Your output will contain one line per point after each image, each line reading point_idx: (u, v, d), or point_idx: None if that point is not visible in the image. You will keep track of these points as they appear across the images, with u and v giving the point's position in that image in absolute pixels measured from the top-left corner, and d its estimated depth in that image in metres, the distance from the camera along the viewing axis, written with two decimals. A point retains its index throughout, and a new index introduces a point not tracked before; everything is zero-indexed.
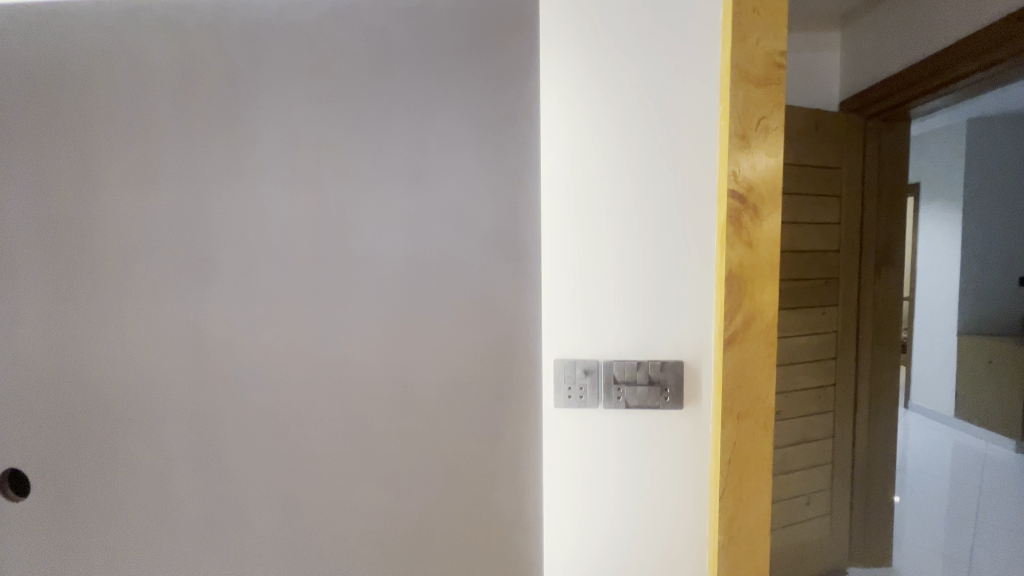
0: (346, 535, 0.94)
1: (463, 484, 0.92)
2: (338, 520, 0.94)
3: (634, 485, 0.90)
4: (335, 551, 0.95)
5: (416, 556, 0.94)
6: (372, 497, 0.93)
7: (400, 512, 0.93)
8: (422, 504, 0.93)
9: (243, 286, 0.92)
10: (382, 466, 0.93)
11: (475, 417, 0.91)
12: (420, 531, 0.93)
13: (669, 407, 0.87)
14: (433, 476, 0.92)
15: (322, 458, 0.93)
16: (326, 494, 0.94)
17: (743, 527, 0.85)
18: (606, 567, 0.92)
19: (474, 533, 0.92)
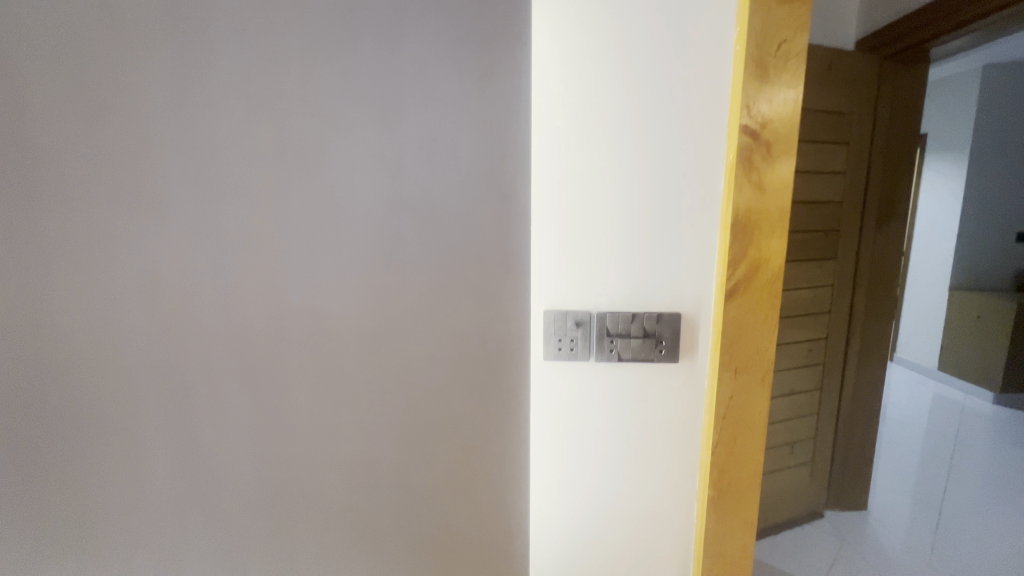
0: (330, 488, 0.92)
1: (449, 438, 0.89)
2: (321, 474, 0.92)
3: (624, 439, 0.87)
4: (319, 504, 0.93)
5: (401, 508, 0.92)
6: (355, 450, 0.91)
7: (385, 466, 0.91)
8: (407, 458, 0.90)
9: (205, 229, 0.85)
10: (365, 419, 0.90)
11: (461, 371, 0.87)
12: (405, 484, 0.91)
13: (664, 360, 0.83)
14: (418, 430, 0.89)
15: (302, 412, 0.90)
16: (307, 447, 0.91)
17: (734, 481, 0.84)
18: (593, 520, 0.91)
19: (461, 486, 0.90)
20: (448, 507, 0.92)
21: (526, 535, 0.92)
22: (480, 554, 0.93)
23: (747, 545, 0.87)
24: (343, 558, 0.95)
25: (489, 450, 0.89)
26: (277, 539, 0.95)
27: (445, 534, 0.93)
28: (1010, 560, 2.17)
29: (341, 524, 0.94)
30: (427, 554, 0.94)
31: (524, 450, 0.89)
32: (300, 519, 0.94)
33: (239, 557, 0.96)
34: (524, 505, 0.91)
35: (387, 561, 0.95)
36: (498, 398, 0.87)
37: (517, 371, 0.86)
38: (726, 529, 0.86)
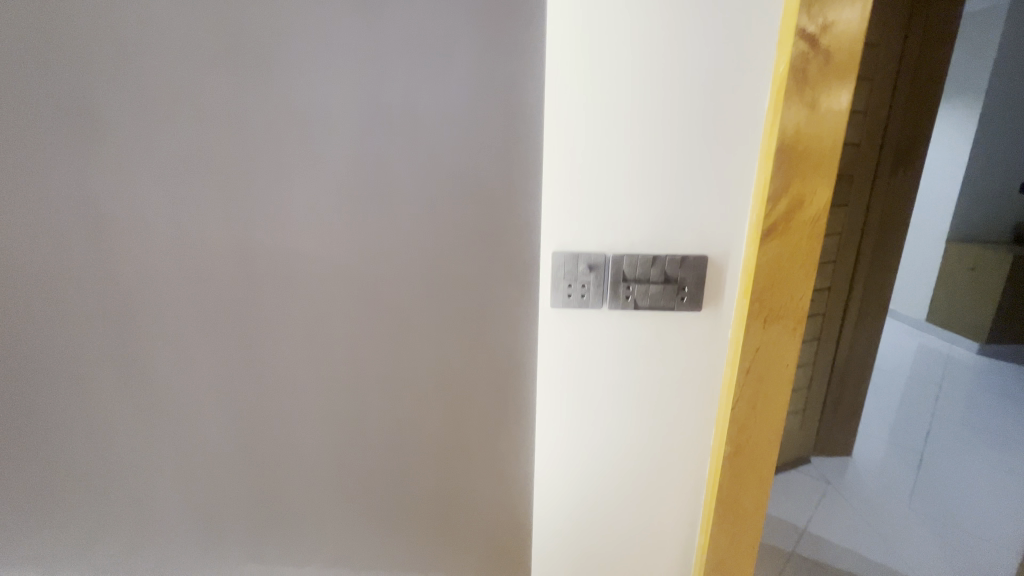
0: (318, 445, 0.85)
1: (446, 392, 0.81)
2: (307, 430, 0.84)
3: (636, 394, 0.80)
4: (306, 461, 0.86)
5: (395, 467, 0.86)
6: (343, 404, 0.83)
7: (377, 421, 0.83)
8: (401, 412, 0.83)
9: (152, 156, 0.73)
10: (353, 372, 0.81)
11: (460, 321, 0.78)
12: (399, 441, 0.84)
13: (684, 309, 0.75)
14: (412, 383, 0.81)
15: (284, 364, 0.81)
16: (290, 402, 0.83)
17: (753, 437, 0.78)
18: (599, 479, 0.85)
19: (459, 442, 0.84)
20: (444, 464, 0.85)
21: (528, 492, 0.87)
22: (479, 512, 0.88)
23: (760, 501, 0.82)
24: (332, 516, 0.89)
25: (490, 404, 0.82)
26: (261, 498, 0.89)
27: (442, 493, 0.87)
28: (987, 502, 2.24)
29: (330, 483, 0.87)
30: (422, 512, 0.88)
31: (528, 405, 0.82)
32: (285, 477, 0.87)
33: (221, 516, 0.90)
34: (527, 462, 0.85)
35: (379, 519, 0.89)
36: (501, 350, 0.79)
37: (521, 321, 0.78)
38: (740, 486, 0.81)
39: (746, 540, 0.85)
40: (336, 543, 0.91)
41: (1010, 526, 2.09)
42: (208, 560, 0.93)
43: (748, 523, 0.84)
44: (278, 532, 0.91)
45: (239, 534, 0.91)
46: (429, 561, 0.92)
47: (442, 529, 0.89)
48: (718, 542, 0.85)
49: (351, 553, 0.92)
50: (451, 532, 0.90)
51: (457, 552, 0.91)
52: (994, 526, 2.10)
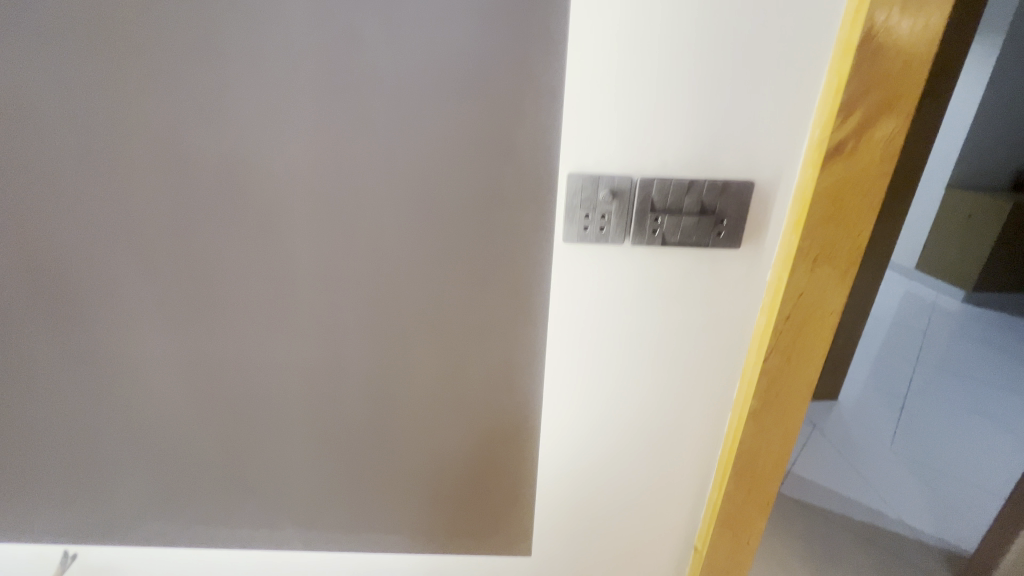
0: (294, 396, 0.75)
1: (439, 340, 0.70)
2: (279, 379, 0.74)
3: (654, 343, 0.71)
4: (281, 415, 0.76)
5: (381, 422, 0.76)
6: (320, 351, 0.72)
7: (361, 372, 0.73)
8: (387, 362, 0.72)
9: (57, 48, 0.59)
10: (331, 315, 0.70)
11: (456, 257, 0.66)
12: (385, 393, 0.74)
13: (720, 246, 0.63)
14: (399, 328, 0.70)
15: (250, 304, 0.70)
16: (259, 347, 0.72)
17: (783, 391, 0.70)
18: (606, 434, 0.77)
19: (454, 397, 0.74)
20: (437, 421, 0.76)
21: (530, 453, 0.79)
22: (476, 473, 0.80)
23: (781, 457, 0.76)
24: (310, 475, 0.81)
25: (490, 356, 0.71)
26: (233, 453, 0.79)
27: (434, 451, 0.78)
28: (965, 445, 2.28)
29: (309, 438, 0.78)
30: (412, 470, 0.80)
31: (533, 359, 0.71)
32: (258, 430, 0.78)
33: (189, 471, 0.81)
34: (530, 421, 0.76)
35: (362, 479, 0.81)
36: (503, 294, 0.67)
37: (529, 259, 0.65)
38: (761, 443, 0.74)
39: (760, 496, 0.79)
40: (317, 502, 0.83)
41: (987, 469, 2.14)
42: (176, 519, 0.85)
43: (765, 480, 0.78)
44: (253, 490, 0.82)
45: (210, 491, 0.83)
46: (420, 522, 0.84)
47: (434, 489, 0.81)
48: (730, 498, 0.79)
49: (334, 511, 0.84)
50: (444, 493, 0.82)
51: (449, 512, 0.83)
52: (970, 469, 2.15)
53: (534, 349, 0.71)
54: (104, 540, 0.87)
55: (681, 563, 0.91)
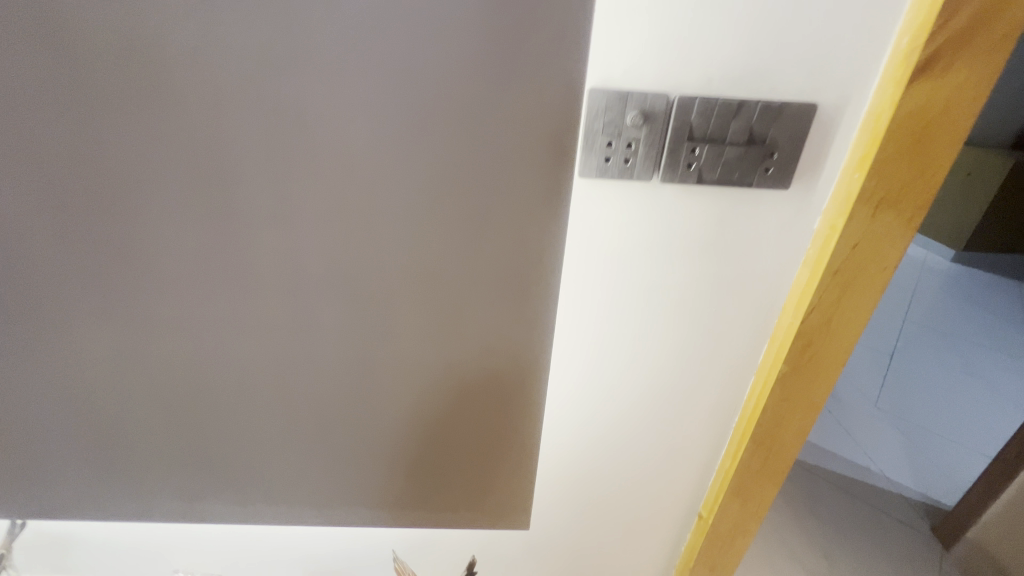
0: (260, 359, 0.64)
1: (431, 296, 0.59)
2: (241, 338, 0.63)
3: (678, 298, 0.61)
4: (247, 379, 0.66)
5: (363, 389, 0.66)
6: (289, 307, 0.61)
7: (338, 332, 0.62)
8: (369, 321, 0.62)
9: None
10: (300, 264, 0.58)
11: (452, 194, 0.54)
12: (368, 357, 0.64)
13: (766, 186, 0.53)
14: (382, 281, 0.59)
15: (200, 248, 0.57)
16: (216, 302, 0.61)
17: (818, 354, 0.62)
18: (614, 398, 0.69)
19: (447, 363, 0.64)
20: (427, 388, 0.66)
21: (534, 426, 0.69)
22: (471, 447, 0.71)
23: (805, 425, 0.69)
24: (279, 449, 0.72)
25: (491, 316, 0.60)
26: (191, 422, 0.69)
27: (424, 422, 0.69)
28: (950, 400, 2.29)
29: (280, 406, 0.68)
30: (399, 442, 0.71)
31: (542, 319, 0.61)
32: (219, 397, 0.67)
33: (141, 441, 0.71)
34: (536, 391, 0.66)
35: (338, 452, 0.72)
36: (509, 242, 0.56)
37: (542, 200, 0.53)
38: (786, 410, 0.67)
39: (777, 464, 0.73)
40: (287, 476, 0.75)
41: (970, 425, 2.16)
42: (129, 495, 0.76)
43: (783, 449, 0.71)
44: (220, 462, 0.73)
45: (169, 462, 0.73)
46: (407, 496, 0.76)
47: (423, 463, 0.72)
48: (746, 467, 0.73)
49: (309, 485, 0.75)
50: (435, 467, 0.73)
51: (440, 489, 0.75)
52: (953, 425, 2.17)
53: (543, 307, 0.60)
54: (48, 516, 0.78)
55: (682, 527, 0.87)
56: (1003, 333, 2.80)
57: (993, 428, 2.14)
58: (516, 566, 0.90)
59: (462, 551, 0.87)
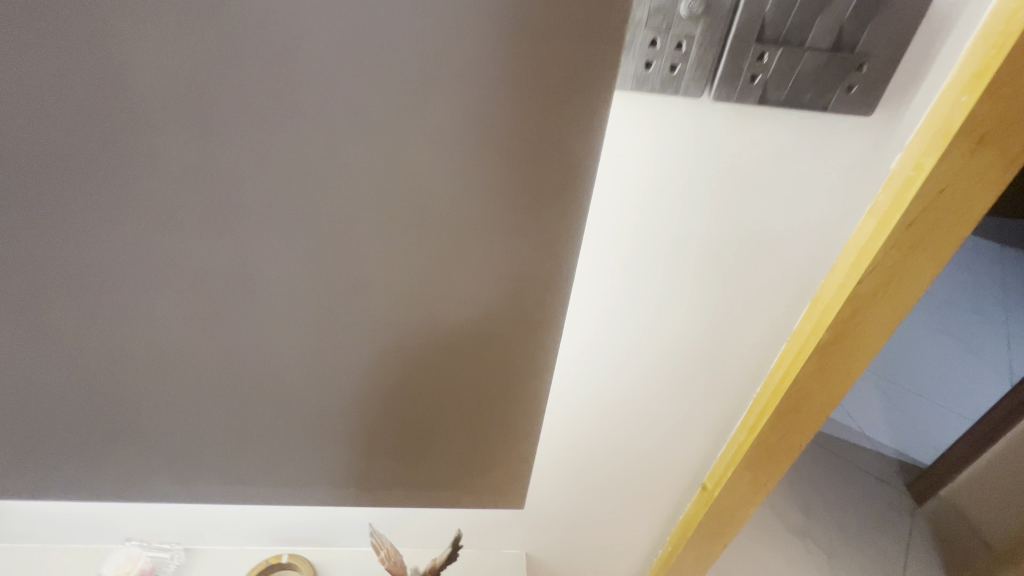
0: (178, 346, 0.48)
1: (407, 262, 0.44)
2: (145, 321, 0.46)
3: (715, 251, 0.51)
4: (163, 373, 0.50)
5: (321, 377, 0.52)
6: (210, 280, 0.44)
7: (282, 311, 0.47)
8: (323, 296, 0.46)
9: None
10: (221, 221, 0.41)
11: (436, 117, 0.37)
12: (325, 340, 0.49)
13: (842, 110, 0.42)
14: (340, 242, 0.43)
15: (73, 202, 0.40)
16: (106, 276, 0.44)
17: (866, 321, 0.53)
18: (623, 363, 0.60)
19: (429, 341, 0.50)
20: (405, 373, 0.53)
21: (534, 409, 0.58)
22: (457, 432, 0.59)
23: (833, 397, 0.62)
24: (218, 451, 0.58)
25: (487, 286, 0.46)
26: (99, 423, 0.54)
27: (401, 408, 0.56)
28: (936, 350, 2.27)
29: (215, 401, 0.53)
30: (370, 430, 0.58)
31: (552, 290, 0.47)
32: (130, 392, 0.52)
33: (38, 448, 0.56)
34: (541, 370, 0.54)
35: (296, 449, 0.59)
36: (515, 190, 0.40)
37: (564, 127, 0.38)
38: (817, 381, 0.59)
39: (795, 436, 0.66)
40: (234, 479, 0.62)
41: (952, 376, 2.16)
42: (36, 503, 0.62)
43: (805, 421, 0.64)
44: (144, 467, 0.58)
45: (79, 468, 0.58)
46: (383, 487, 0.65)
47: (400, 450, 0.61)
48: (762, 441, 0.66)
49: (262, 487, 0.63)
50: (415, 455, 0.61)
51: (423, 474, 0.65)
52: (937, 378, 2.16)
53: (557, 278, 0.46)
54: None
55: (681, 497, 0.81)
56: (1001, 270, 2.72)
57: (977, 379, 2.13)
58: (503, 534, 0.85)
59: (445, 520, 0.81)
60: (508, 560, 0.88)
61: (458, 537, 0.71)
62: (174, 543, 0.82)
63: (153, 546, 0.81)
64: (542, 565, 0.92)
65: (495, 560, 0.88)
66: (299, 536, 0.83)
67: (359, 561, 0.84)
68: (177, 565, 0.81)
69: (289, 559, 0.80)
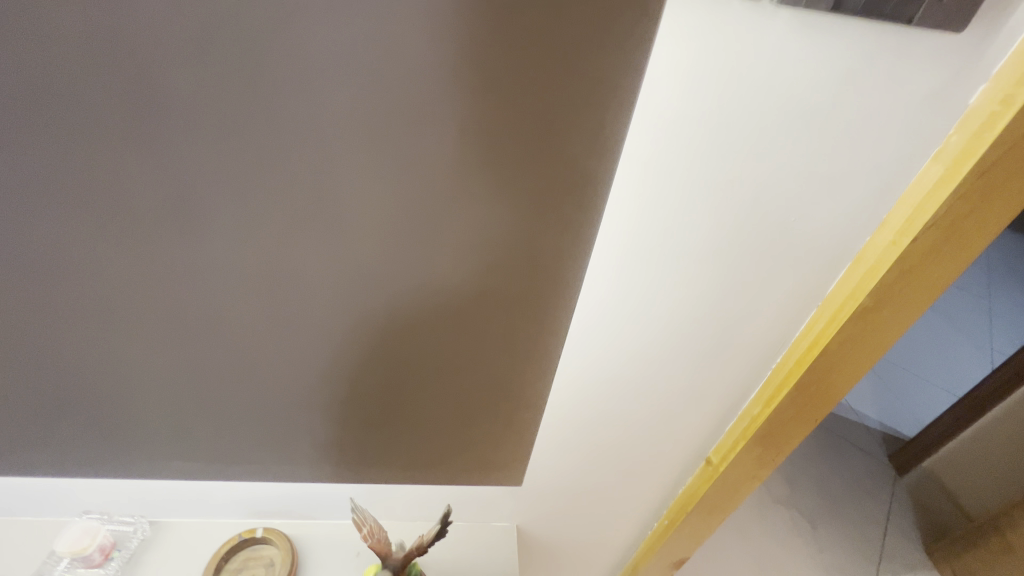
0: (166, 272, 0.45)
1: (416, 185, 0.40)
2: (131, 242, 0.43)
3: (752, 199, 0.45)
4: (151, 301, 0.47)
5: (316, 316, 0.48)
6: (204, 197, 0.40)
7: (279, 237, 0.43)
8: (323, 223, 0.42)
9: None
10: (212, 133, 0.37)
11: (458, 10, 0.32)
12: (324, 273, 0.45)
13: (926, 27, 0.36)
14: (343, 161, 0.39)
15: (45, 96, 0.35)
16: (74, 178, 0.39)
17: (912, 286, 0.48)
18: (636, 326, 0.55)
19: (431, 278, 0.46)
20: (402, 316, 0.48)
21: (542, 366, 0.54)
22: (453, 388, 0.55)
23: (859, 369, 0.57)
24: (193, 391, 0.54)
25: (501, 218, 0.42)
26: (82, 356, 0.51)
27: (395, 355, 0.52)
28: (935, 317, 2.20)
29: (204, 336, 0.50)
30: (361, 376, 0.53)
31: (575, 227, 0.43)
32: (116, 322, 0.48)
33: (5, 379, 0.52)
34: (555, 321, 0.50)
35: (278, 393, 0.55)
36: (542, 103, 0.36)
37: (605, 29, 0.33)
38: (848, 353, 0.54)
39: (812, 411, 0.62)
40: (211, 426, 0.58)
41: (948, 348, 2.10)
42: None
43: (826, 394, 0.59)
44: (128, 407, 0.55)
45: (58, 408, 0.55)
46: (374, 445, 0.61)
47: (392, 407, 0.57)
48: (779, 415, 0.61)
49: (239, 436, 0.59)
50: (408, 412, 0.57)
51: (416, 434, 0.60)
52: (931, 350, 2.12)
53: (580, 209, 0.42)
54: None
55: (684, 471, 0.77)
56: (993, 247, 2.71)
57: (965, 351, 2.11)
58: (494, 507, 0.80)
59: (433, 494, 0.76)
60: (497, 531, 0.84)
61: (447, 513, 0.66)
62: (139, 515, 0.76)
63: (114, 519, 0.75)
64: (532, 537, 0.88)
65: (484, 532, 0.84)
66: (273, 510, 0.77)
67: (341, 534, 0.79)
68: (141, 539, 0.75)
69: (263, 534, 0.75)
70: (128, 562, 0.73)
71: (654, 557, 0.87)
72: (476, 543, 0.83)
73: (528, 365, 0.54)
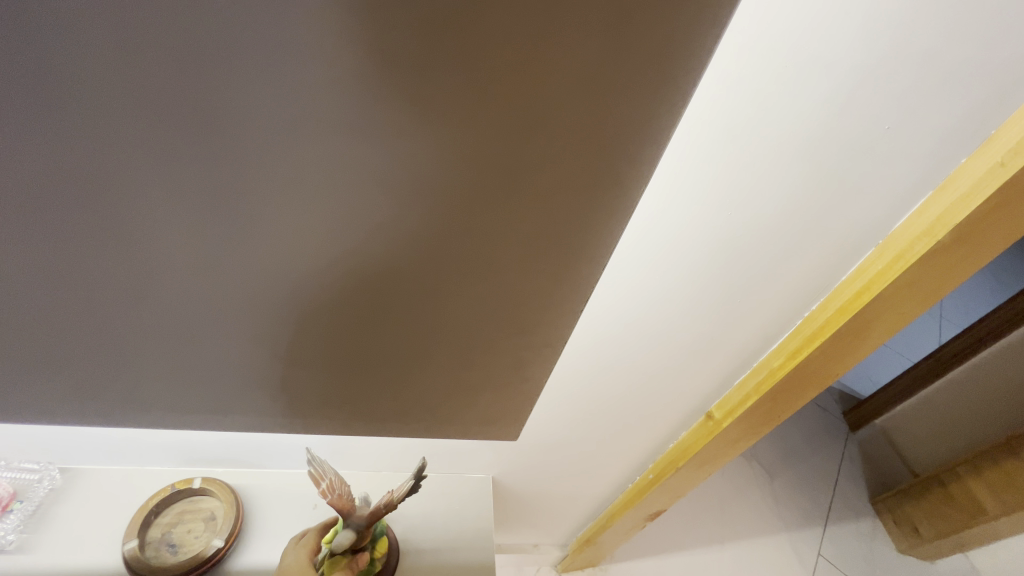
0: (73, 176, 0.32)
1: (433, 64, 0.28)
2: (1, 119, 0.29)
3: (840, 104, 0.36)
4: (56, 210, 0.34)
5: (287, 233, 0.37)
6: (115, 62, 0.27)
7: (233, 135, 0.30)
8: (297, 107, 0.29)
9: None
10: None
11: None
12: (297, 178, 0.33)
13: None
14: (331, 7, 0.25)
15: None
16: None
17: (997, 226, 0.40)
18: (665, 259, 0.46)
19: (432, 191, 0.35)
20: (394, 237, 0.38)
21: (556, 304, 0.46)
22: (447, 320, 0.46)
23: (901, 321, 0.50)
24: (113, 314, 0.43)
25: (535, 111, 0.31)
26: None
27: (380, 281, 0.42)
28: None
29: (139, 256, 0.38)
30: (336, 306, 0.44)
31: (639, 136, 0.33)
32: (2, 229, 0.35)
33: None
34: (583, 255, 0.41)
35: (228, 319, 0.44)
36: None
37: None
38: (898, 303, 0.47)
39: (833, 369, 0.56)
40: (137, 353, 0.47)
41: None
42: None
43: (856, 349, 0.53)
44: (46, 334, 0.44)
45: None
46: (349, 383, 0.53)
47: (372, 338, 0.48)
48: (801, 370, 0.54)
49: (174, 366, 0.49)
50: (393, 348, 0.49)
51: (396, 369, 0.51)
52: None
53: (640, 112, 0.32)
54: None
55: (678, 426, 0.72)
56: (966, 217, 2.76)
57: None
58: (472, 459, 0.72)
59: (405, 444, 0.67)
60: (471, 483, 0.77)
61: (422, 467, 0.57)
62: (45, 462, 0.64)
63: (13, 466, 0.62)
64: (507, 488, 0.82)
65: (459, 486, 0.77)
66: (214, 458, 0.66)
67: (296, 486, 0.69)
68: (50, 488, 0.63)
69: (201, 485, 0.65)
70: (33, 516, 0.61)
71: (632, 510, 0.83)
72: (450, 496, 0.76)
73: (537, 295, 0.45)
